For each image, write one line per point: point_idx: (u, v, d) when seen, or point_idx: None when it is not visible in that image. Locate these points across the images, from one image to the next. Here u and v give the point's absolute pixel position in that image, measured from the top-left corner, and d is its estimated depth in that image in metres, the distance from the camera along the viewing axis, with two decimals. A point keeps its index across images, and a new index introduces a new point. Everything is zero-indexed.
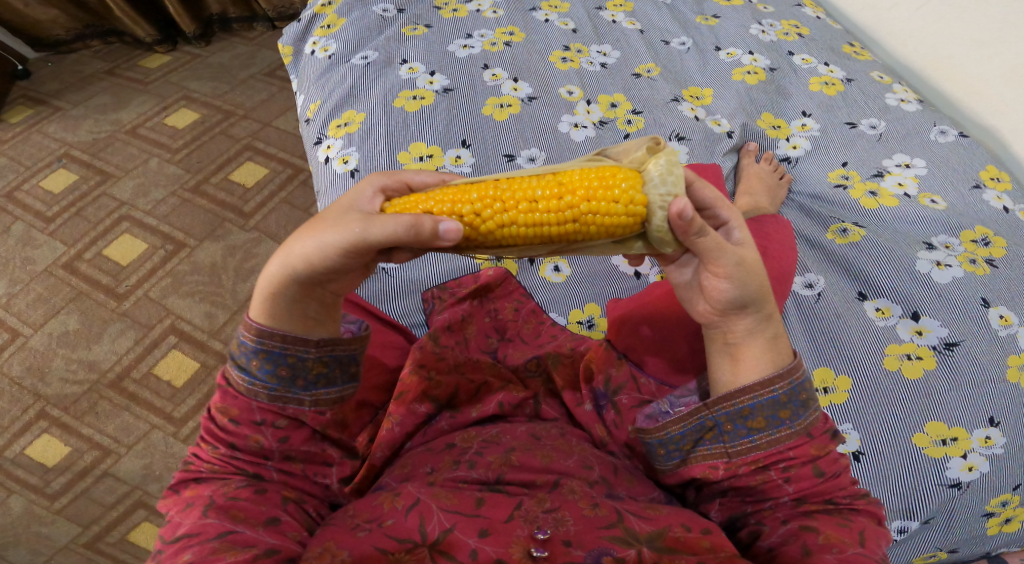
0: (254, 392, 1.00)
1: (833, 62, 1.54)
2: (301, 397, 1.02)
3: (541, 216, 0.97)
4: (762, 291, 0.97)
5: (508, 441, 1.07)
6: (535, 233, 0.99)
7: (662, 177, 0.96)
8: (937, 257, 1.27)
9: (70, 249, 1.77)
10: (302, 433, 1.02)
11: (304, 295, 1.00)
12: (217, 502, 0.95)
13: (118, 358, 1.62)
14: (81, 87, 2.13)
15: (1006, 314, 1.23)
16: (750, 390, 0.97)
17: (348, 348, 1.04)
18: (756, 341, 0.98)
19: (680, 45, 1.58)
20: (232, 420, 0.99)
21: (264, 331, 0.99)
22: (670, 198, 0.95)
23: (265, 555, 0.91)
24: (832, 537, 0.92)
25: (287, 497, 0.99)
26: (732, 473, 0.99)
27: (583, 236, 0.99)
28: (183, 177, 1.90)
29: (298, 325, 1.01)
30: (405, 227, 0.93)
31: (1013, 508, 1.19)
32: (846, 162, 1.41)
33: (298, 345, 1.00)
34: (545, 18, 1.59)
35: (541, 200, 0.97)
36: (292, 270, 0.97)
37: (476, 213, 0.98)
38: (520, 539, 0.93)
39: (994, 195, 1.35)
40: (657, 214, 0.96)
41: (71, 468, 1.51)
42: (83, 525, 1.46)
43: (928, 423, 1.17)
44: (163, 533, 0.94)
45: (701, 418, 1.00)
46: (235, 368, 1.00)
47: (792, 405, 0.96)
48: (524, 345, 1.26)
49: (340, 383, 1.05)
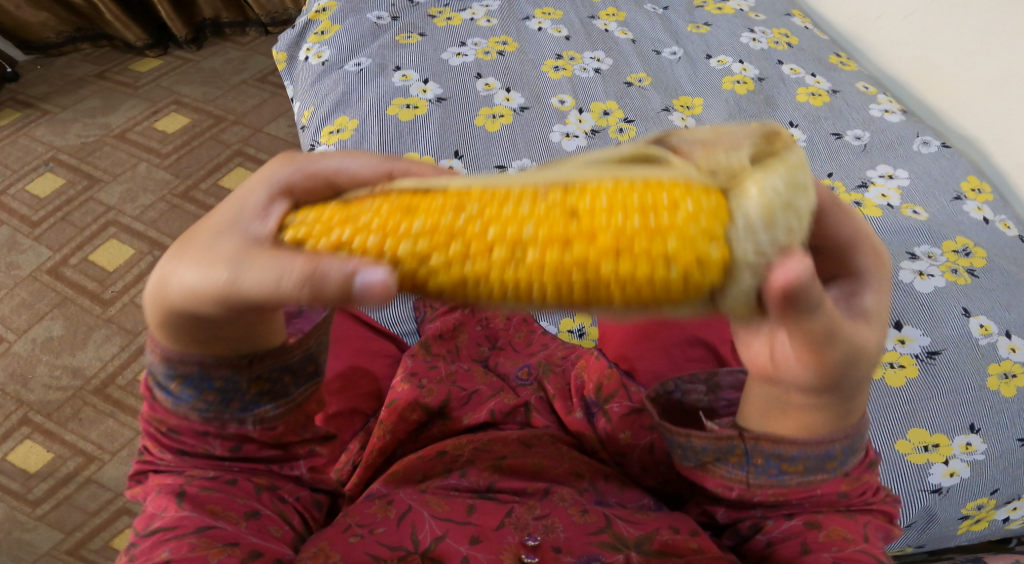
0: (181, 413, 0.89)
1: (819, 73, 1.57)
2: (242, 417, 0.91)
3: (521, 270, 0.72)
4: (855, 383, 0.84)
5: (500, 448, 1.06)
6: (514, 293, 0.73)
7: (766, 223, 0.71)
8: (919, 267, 1.29)
9: (56, 253, 1.75)
10: (258, 442, 0.93)
11: (220, 326, 0.83)
12: (190, 492, 0.89)
13: (103, 364, 1.61)
14: (70, 91, 2.12)
15: (987, 324, 1.24)
16: (802, 445, 0.88)
17: (299, 351, 0.92)
18: (817, 413, 0.87)
19: (671, 54, 1.60)
20: (173, 429, 0.89)
21: (174, 358, 0.86)
22: (766, 256, 0.71)
23: (249, 558, 0.87)
24: (834, 533, 0.89)
25: (260, 485, 0.93)
26: (747, 495, 0.92)
27: (611, 288, 0.72)
28: (172, 182, 1.89)
29: (216, 347, 0.86)
30: (293, 280, 0.73)
31: (986, 511, 1.21)
32: (833, 172, 1.41)
33: (222, 369, 0.87)
34: (539, 27, 1.61)
35: (530, 244, 0.71)
36: (173, 304, 0.80)
37: (432, 255, 0.73)
38: (511, 546, 0.94)
39: (974, 206, 1.37)
40: (739, 280, 0.72)
41: (54, 474, 1.49)
42: (65, 532, 1.43)
43: (910, 429, 1.17)
44: (136, 526, 0.89)
45: (732, 444, 0.91)
46: (157, 387, 0.89)
47: (842, 457, 0.89)
48: (515, 353, 1.27)
49: (292, 392, 0.93)
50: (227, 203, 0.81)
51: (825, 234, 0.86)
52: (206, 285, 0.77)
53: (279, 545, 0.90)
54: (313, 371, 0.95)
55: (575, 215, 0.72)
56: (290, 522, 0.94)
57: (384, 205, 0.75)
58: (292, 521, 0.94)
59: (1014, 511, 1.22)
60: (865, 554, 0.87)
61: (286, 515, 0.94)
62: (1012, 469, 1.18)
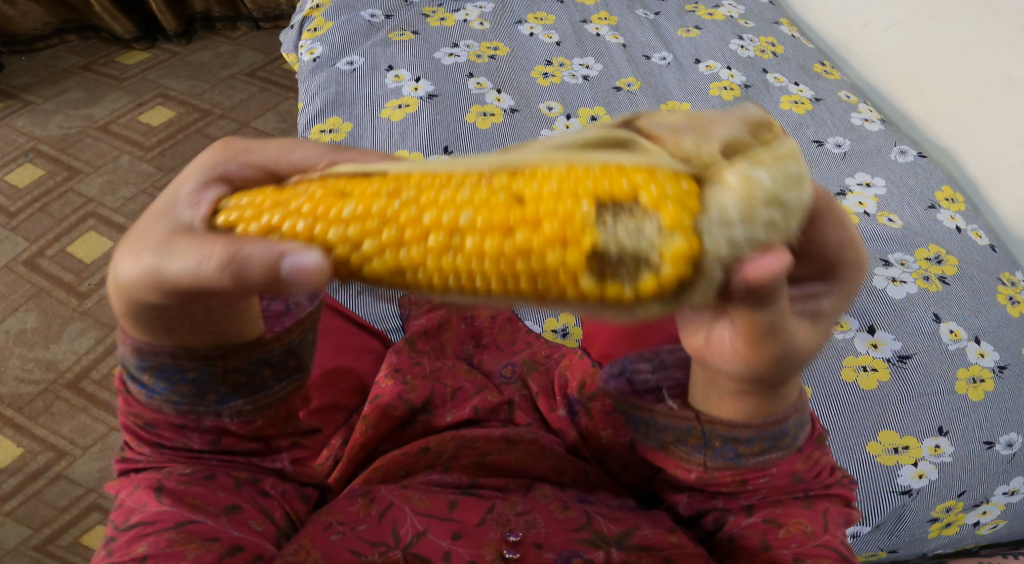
0: (156, 406, 0.84)
1: (803, 81, 1.60)
2: (219, 409, 0.86)
3: (495, 268, 0.65)
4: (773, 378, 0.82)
5: (483, 445, 1.04)
6: (492, 278, 0.65)
7: (739, 197, 0.63)
8: (892, 274, 1.32)
9: (32, 244, 1.73)
10: (235, 436, 0.89)
11: (178, 311, 0.78)
12: (168, 487, 0.85)
13: (77, 358, 1.58)
14: (54, 82, 2.10)
15: (956, 329, 1.26)
16: (751, 427, 0.87)
17: (279, 344, 0.88)
18: (746, 397, 0.86)
19: (660, 59, 1.63)
20: (148, 424, 0.85)
21: (146, 348, 0.82)
22: (735, 249, 0.63)
23: (229, 553, 0.83)
24: (794, 528, 0.87)
25: (239, 479, 0.89)
26: (707, 477, 0.91)
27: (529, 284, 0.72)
28: (154, 175, 1.87)
29: (194, 338, 0.82)
30: (213, 264, 0.68)
31: (954, 514, 1.22)
32: (812, 180, 1.45)
33: (195, 361, 0.83)
34: (531, 31, 1.63)
35: (466, 232, 0.64)
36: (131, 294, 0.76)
37: (389, 237, 0.66)
38: (492, 541, 0.90)
39: (948, 215, 1.40)
40: (711, 270, 0.63)
41: (22, 470, 1.45)
42: (33, 527, 1.40)
43: (880, 431, 1.19)
44: (116, 520, 0.86)
45: (687, 423, 0.90)
46: (132, 382, 0.85)
47: (792, 432, 0.88)
48: (499, 352, 1.25)
49: (273, 387, 0.89)
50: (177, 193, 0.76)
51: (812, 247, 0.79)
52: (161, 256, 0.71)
53: (260, 541, 0.86)
54: (296, 366, 0.91)
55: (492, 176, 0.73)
56: (272, 516, 0.89)
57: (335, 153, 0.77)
58: (274, 515, 0.90)
59: (984, 514, 1.24)
60: (826, 547, 0.85)
61: (268, 509, 0.90)
62: (980, 470, 1.20)
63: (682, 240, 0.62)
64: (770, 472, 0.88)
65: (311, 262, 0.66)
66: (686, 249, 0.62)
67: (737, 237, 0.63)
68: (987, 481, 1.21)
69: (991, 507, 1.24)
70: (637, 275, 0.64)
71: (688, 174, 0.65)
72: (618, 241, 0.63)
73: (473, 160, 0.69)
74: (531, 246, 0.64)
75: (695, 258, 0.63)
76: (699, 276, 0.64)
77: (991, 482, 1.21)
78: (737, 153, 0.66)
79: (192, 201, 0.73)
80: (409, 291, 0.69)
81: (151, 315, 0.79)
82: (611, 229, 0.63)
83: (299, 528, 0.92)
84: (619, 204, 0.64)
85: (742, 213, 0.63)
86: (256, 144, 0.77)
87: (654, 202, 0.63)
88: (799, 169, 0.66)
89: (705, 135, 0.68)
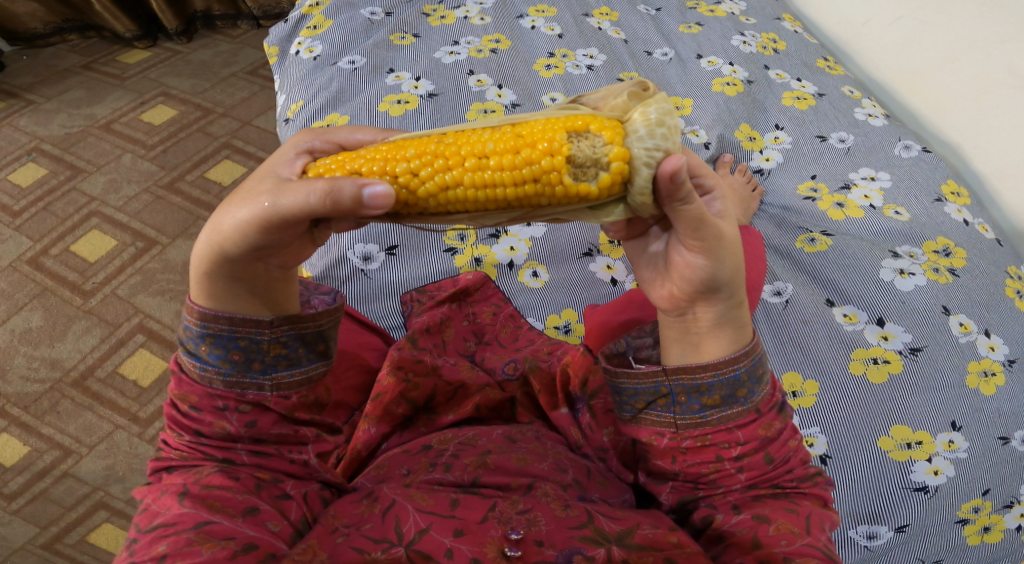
0: (207, 379, 0.94)
1: (804, 77, 1.59)
2: (261, 382, 0.96)
3: (492, 174, 0.87)
4: (735, 276, 0.90)
5: (484, 443, 1.04)
6: (486, 196, 0.89)
7: (649, 129, 0.87)
8: (901, 266, 1.31)
9: (36, 243, 1.73)
10: (271, 416, 0.97)
11: (245, 273, 0.93)
12: (191, 492, 0.88)
13: (82, 356, 1.58)
14: (55, 81, 2.10)
15: (966, 322, 1.26)
16: (711, 366, 0.93)
17: (313, 324, 0.99)
18: (722, 330, 0.93)
19: (662, 55, 1.63)
20: (193, 407, 0.93)
21: (208, 315, 0.94)
22: (656, 151, 0.87)
23: (242, 551, 0.84)
24: (782, 527, 0.89)
25: (261, 481, 0.92)
26: (676, 444, 0.95)
27: (547, 199, 0.89)
28: (157, 174, 1.87)
29: (248, 305, 0.95)
30: (317, 193, 0.84)
31: (987, 515, 1.20)
32: (814, 174, 1.46)
33: (249, 326, 0.95)
34: (532, 25, 1.63)
35: (492, 154, 0.87)
36: (221, 248, 0.90)
37: (411, 173, 0.88)
38: (494, 539, 0.90)
39: (954, 208, 1.39)
40: (642, 171, 0.87)
41: (29, 468, 1.47)
42: (40, 525, 1.41)
43: (892, 426, 1.19)
44: (140, 522, 0.88)
45: (656, 382, 0.95)
46: (185, 354, 0.95)
47: (749, 382, 0.93)
48: (501, 348, 1.24)
49: (306, 364, 0.99)
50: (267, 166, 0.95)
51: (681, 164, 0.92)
52: (250, 216, 0.88)
53: (274, 540, 0.88)
54: (324, 351, 1.01)
55: (499, 145, 0.88)
56: (289, 517, 0.91)
57: (374, 156, 0.90)
58: (290, 515, 0.92)
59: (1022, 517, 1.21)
60: (812, 547, 0.87)
61: (285, 511, 0.92)
62: (999, 467, 1.19)
63: (619, 149, 0.87)
64: (739, 444, 0.93)
65: (376, 193, 0.83)
66: (623, 154, 0.87)
67: (654, 147, 0.87)
68: (1010, 478, 1.20)
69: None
70: (597, 177, 0.88)
71: (615, 119, 0.90)
72: (579, 154, 0.87)
73: (489, 126, 0.92)
74: (525, 161, 0.87)
75: (627, 169, 0.88)
76: (637, 173, 0.88)
77: (1014, 479, 1.20)
78: (636, 103, 0.92)
79: (288, 165, 0.93)
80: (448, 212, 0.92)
81: (220, 278, 0.93)
82: (577, 145, 0.87)
83: (311, 526, 0.93)
84: (580, 132, 0.88)
85: (646, 130, 0.87)
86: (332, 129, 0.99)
87: (601, 132, 0.88)
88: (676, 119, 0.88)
89: (613, 95, 0.94)
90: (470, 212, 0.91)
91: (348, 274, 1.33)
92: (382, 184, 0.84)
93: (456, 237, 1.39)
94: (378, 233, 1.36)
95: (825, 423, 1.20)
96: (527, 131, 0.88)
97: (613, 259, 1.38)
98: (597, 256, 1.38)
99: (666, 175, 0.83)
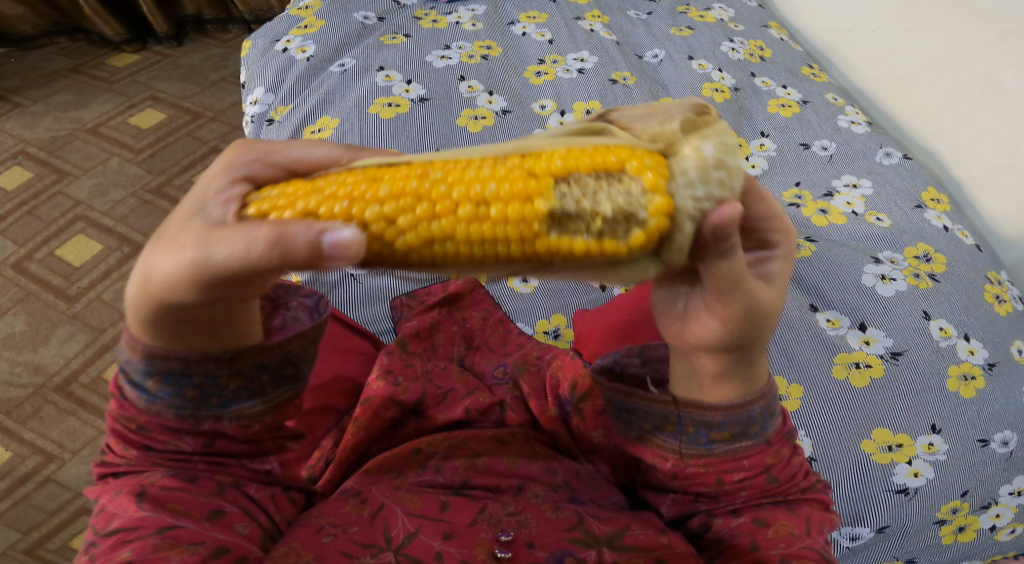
0: (156, 410, 0.86)
1: (790, 84, 1.62)
2: (219, 413, 0.88)
3: (476, 233, 0.76)
4: (749, 339, 0.89)
5: (474, 445, 1.04)
6: (482, 252, 0.77)
7: (700, 172, 0.78)
8: (882, 271, 1.33)
9: (21, 247, 1.72)
10: (231, 438, 0.90)
11: (188, 318, 0.83)
12: (150, 492, 0.85)
13: (66, 361, 1.57)
14: (42, 84, 2.09)
15: (946, 327, 1.28)
16: (722, 408, 0.92)
17: (280, 351, 0.90)
18: (726, 381, 0.92)
19: (653, 57, 1.65)
20: (141, 427, 0.86)
21: (158, 355, 0.84)
22: (704, 201, 0.78)
23: (214, 556, 0.83)
24: (782, 529, 0.90)
25: (222, 483, 0.88)
26: (679, 468, 0.95)
27: (561, 257, 0.78)
28: (144, 178, 1.86)
29: (196, 346, 0.85)
30: (261, 243, 0.73)
31: (964, 517, 1.22)
32: (799, 182, 1.47)
33: (206, 365, 0.86)
34: (523, 32, 1.65)
35: (492, 201, 0.76)
36: (156, 291, 0.79)
37: (393, 219, 0.76)
38: (483, 542, 0.90)
39: (934, 215, 1.42)
40: (685, 225, 0.78)
41: (10, 474, 1.45)
42: (21, 532, 1.40)
43: (875, 429, 1.21)
44: (96, 525, 0.86)
45: (664, 408, 0.95)
46: (128, 384, 0.86)
47: (761, 421, 0.92)
48: (490, 353, 1.25)
49: (271, 392, 0.91)
50: (180, 213, 0.80)
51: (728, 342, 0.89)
52: (176, 267, 0.77)
53: (245, 543, 0.86)
54: (293, 374, 0.93)
55: (502, 185, 0.76)
56: (258, 518, 0.89)
57: (337, 191, 0.77)
58: (258, 518, 0.89)
59: (998, 518, 1.24)
60: (810, 549, 0.89)
61: (252, 512, 0.89)
62: (978, 470, 1.21)
63: (663, 202, 0.76)
64: (743, 469, 0.92)
65: (351, 243, 0.73)
66: (664, 207, 0.77)
67: (703, 196, 0.78)
68: (989, 480, 1.22)
69: (1002, 509, 1.23)
70: (629, 234, 0.77)
71: (654, 155, 0.80)
72: (608, 205, 0.76)
73: (475, 156, 0.80)
74: (539, 211, 0.76)
75: (669, 223, 0.78)
76: (678, 230, 0.78)
77: (993, 481, 1.22)
78: (689, 131, 0.81)
79: (221, 204, 0.79)
80: (469, 264, 0.79)
81: (165, 325, 0.82)
82: (591, 200, 0.77)
83: (282, 530, 0.91)
84: (610, 177, 0.77)
85: (695, 175, 0.77)
86: (276, 148, 0.84)
87: (639, 173, 0.77)
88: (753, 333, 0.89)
89: (641, 119, 0.85)
90: (470, 264, 0.79)
91: (336, 279, 1.32)
92: (346, 231, 0.74)
93: None
94: None
95: (811, 427, 1.21)
96: (461, 182, 0.77)
97: None
98: None
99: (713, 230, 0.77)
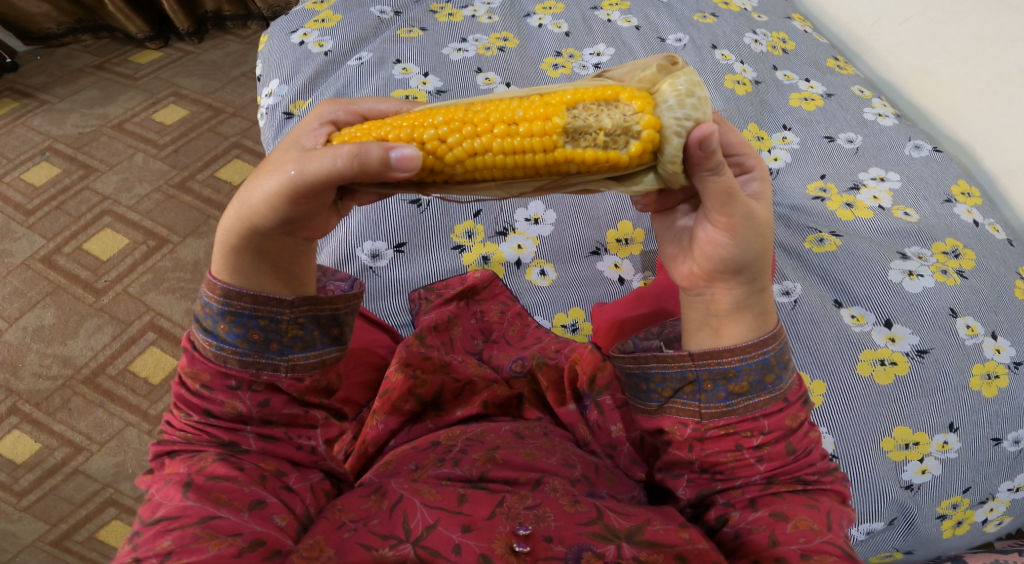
0: (223, 357, 0.95)
1: (813, 77, 1.59)
2: (277, 362, 0.97)
3: (523, 141, 0.91)
4: (761, 257, 0.94)
5: (492, 440, 1.04)
6: (516, 162, 0.93)
7: (679, 99, 0.91)
8: (909, 267, 1.30)
9: (50, 242, 1.76)
10: (283, 397, 0.97)
11: (272, 247, 0.97)
12: (196, 483, 0.89)
13: (94, 353, 1.61)
14: (68, 82, 2.12)
15: (973, 324, 1.25)
16: (739, 350, 0.94)
17: (329, 308, 1.00)
18: (741, 314, 0.96)
19: (676, 41, 1.60)
20: (205, 386, 0.94)
21: (232, 293, 0.95)
22: (687, 121, 0.91)
23: (250, 548, 0.85)
24: (801, 524, 0.89)
25: (265, 471, 0.92)
26: (698, 434, 0.96)
27: (576, 165, 0.93)
28: (168, 173, 1.89)
29: (269, 282, 0.97)
30: (344, 157, 0.88)
31: (963, 511, 1.23)
32: (824, 174, 1.44)
33: (271, 306, 0.96)
34: (539, 23, 1.63)
35: (522, 121, 0.92)
36: (250, 221, 0.94)
37: (440, 139, 0.92)
38: (502, 535, 0.90)
39: (964, 209, 1.39)
40: (673, 140, 0.92)
41: (40, 465, 1.49)
42: (50, 523, 1.44)
43: (895, 427, 1.20)
44: (143, 514, 0.88)
45: (683, 367, 0.97)
46: (200, 332, 0.95)
47: (777, 367, 0.95)
48: (509, 347, 1.25)
49: (320, 347, 1.00)
50: (277, 153, 0.96)
51: (733, 265, 0.93)
52: (276, 188, 0.91)
53: (280, 536, 0.88)
54: (337, 336, 1.02)
55: (528, 113, 0.92)
56: (295, 511, 0.92)
57: (402, 123, 0.94)
58: (296, 509, 0.92)
59: (991, 511, 1.24)
60: (831, 544, 0.88)
61: (291, 504, 0.92)
62: (983, 467, 1.21)
63: (651, 118, 0.91)
64: (761, 432, 0.94)
65: (408, 156, 0.88)
66: (652, 123, 0.91)
67: (684, 116, 0.91)
68: (989, 477, 1.22)
69: (997, 504, 1.23)
70: (627, 144, 0.92)
71: (645, 90, 0.95)
72: (608, 123, 0.92)
73: (514, 95, 0.97)
74: (556, 128, 0.91)
75: (658, 137, 0.92)
76: (666, 142, 0.92)
77: (995, 478, 1.22)
78: (665, 75, 0.95)
79: (313, 136, 0.97)
80: (511, 177, 0.95)
81: (247, 253, 0.96)
82: (607, 115, 0.92)
83: (315, 519, 0.93)
84: (610, 101, 0.93)
85: (675, 100, 0.91)
86: (358, 101, 1.02)
87: (631, 101, 0.93)
88: (761, 247, 0.93)
89: (643, 68, 0.98)
90: (496, 178, 0.96)
91: (355, 272, 1.34)
92: (410, 148, 0.89)
93: (464, 235, 1.38)
94: (387, 230, 1.37)
95: (831, 423, 1.20)
96: (501, 112, 0.93)
97: (621, 258, 1.38)
98: (606, 256, 1.38)
99: (697, 142, 0.87)
